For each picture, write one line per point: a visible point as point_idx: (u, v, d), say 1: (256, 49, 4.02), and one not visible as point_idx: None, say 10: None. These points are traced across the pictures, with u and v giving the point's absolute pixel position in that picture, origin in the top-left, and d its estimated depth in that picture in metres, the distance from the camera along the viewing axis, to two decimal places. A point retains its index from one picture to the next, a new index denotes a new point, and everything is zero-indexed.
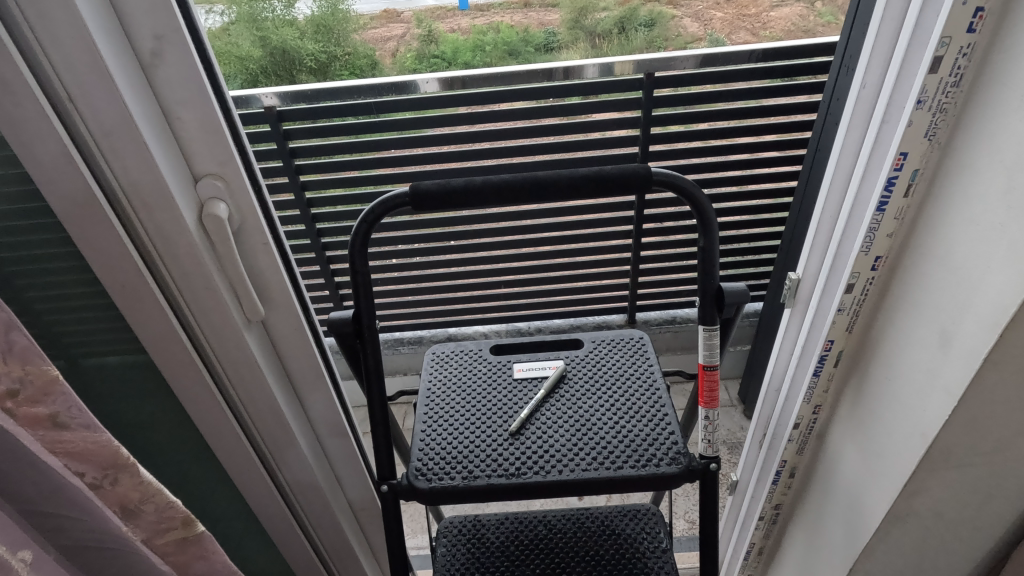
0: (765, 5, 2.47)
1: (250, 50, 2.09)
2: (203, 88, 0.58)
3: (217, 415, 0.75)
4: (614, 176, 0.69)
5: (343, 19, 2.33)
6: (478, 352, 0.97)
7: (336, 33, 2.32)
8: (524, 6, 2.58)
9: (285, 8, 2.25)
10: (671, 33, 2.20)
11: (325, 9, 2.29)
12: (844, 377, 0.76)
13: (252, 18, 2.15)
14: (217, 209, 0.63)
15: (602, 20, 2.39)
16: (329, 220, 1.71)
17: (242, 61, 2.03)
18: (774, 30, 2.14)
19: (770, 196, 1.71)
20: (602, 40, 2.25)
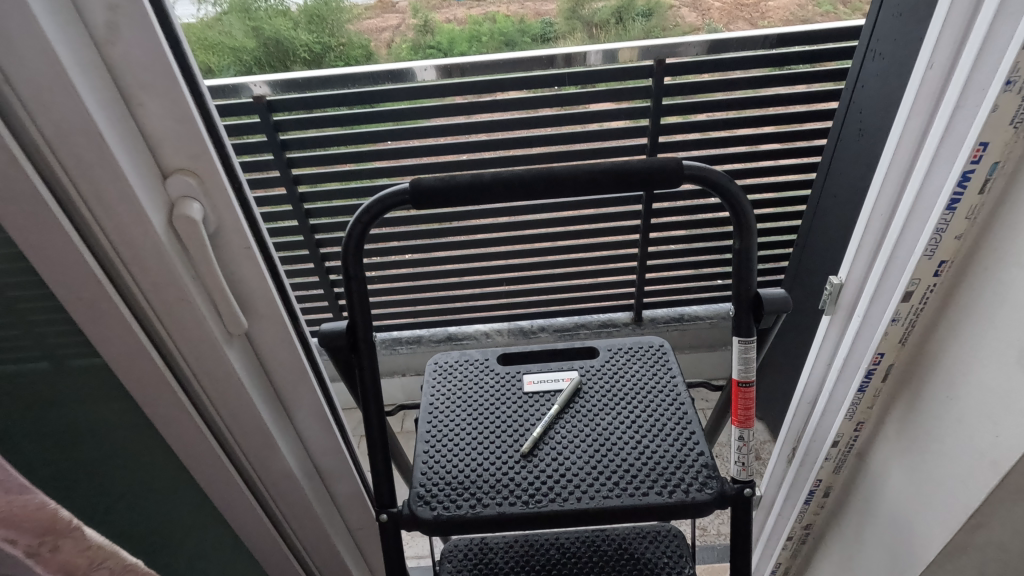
0: None
1: (244, 42, 1.91)
2: (170, 69, 0.50)
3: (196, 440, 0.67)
4: (640, 169, 0.61)
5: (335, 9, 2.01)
6: (484, 362, 0.89)
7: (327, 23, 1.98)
8: None
9: None
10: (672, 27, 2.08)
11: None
12: (891, 392, 0.69)
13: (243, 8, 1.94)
14: (190, 210, 0.55)
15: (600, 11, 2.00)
16: (323, 216, 1.62)
17: (235, 55, 1.86)
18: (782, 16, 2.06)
19: (778, 189, 1.63)
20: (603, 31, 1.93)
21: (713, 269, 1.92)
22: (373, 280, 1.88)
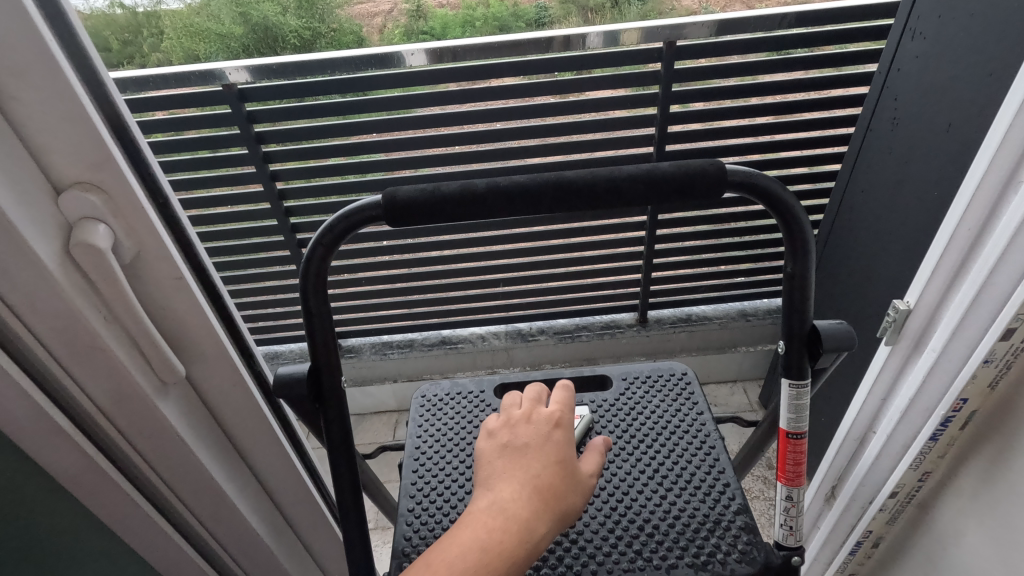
0: None
1: (232, 27, 1.96)
2: (45, 47, 0.37)
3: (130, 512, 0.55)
4: (672, 176, 0.49)
5: None
6: (478, 395, 0.77)
7: (320, 9, 2.08)
8: None
9: None
10: None
11: None
12: (969, 442, 0.57)
13: None
14: (93, 236, 0.42)
15: None
16: (303, 214, 1.49)
17: (222, 39, 1.92)
18: None
19: (805, 179, 1.48)
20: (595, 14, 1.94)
21: (724, 266, 1.80)
22: (360, 282, 1.75)
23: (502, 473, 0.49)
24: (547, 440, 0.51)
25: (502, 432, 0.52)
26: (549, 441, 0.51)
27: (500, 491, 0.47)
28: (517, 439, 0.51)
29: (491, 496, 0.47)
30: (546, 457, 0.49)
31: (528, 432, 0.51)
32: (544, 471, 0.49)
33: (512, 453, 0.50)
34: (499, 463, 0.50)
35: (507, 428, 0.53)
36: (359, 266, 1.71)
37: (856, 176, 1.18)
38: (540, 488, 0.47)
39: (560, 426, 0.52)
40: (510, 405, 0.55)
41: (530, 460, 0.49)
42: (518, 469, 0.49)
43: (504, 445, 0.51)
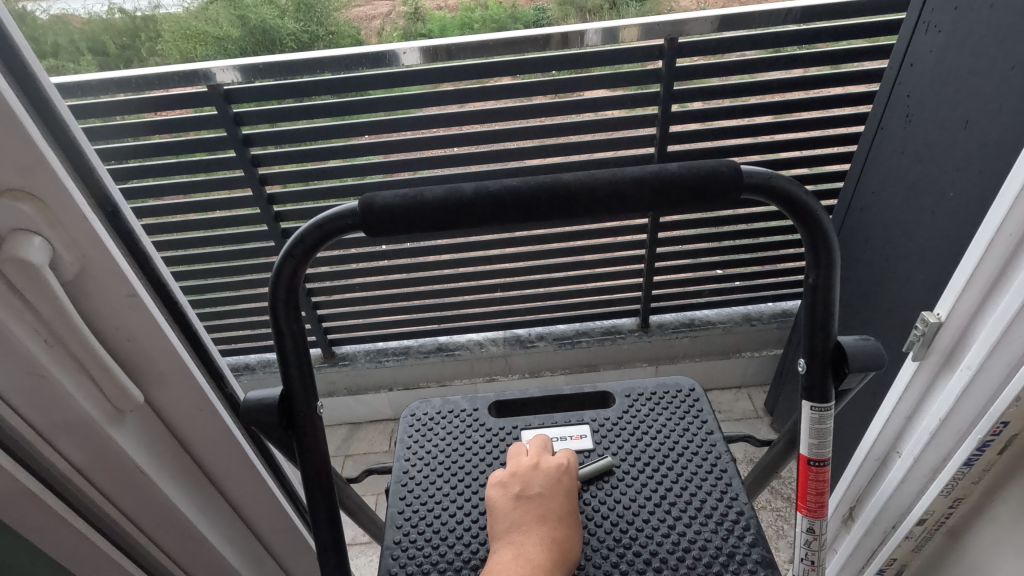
0: None
1: (227, 29, 2.11)
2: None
3: (88, 554, 0.50)
4: (681, 179, 0.44)
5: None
6: (471, 414, 0.72)
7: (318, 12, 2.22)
8: None
9: None
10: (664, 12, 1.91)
11: None
12: (1007, 468, 0.52)
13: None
14: (27, 249, 0.37)
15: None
16: (293, 219, 1.44)
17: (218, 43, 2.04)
18: None
19: (813, 180, 1.43)
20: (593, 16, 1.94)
21: (728, 270, 1.75)
22: (354, 288, 1.70)
23: (521, 525, 0.52)
24: (559, 489, 0.56)
25: (514, 482, 0.56)
26: (561, 490, 0.56)
27: (523, 541, 0.51)
28: (532, 489, 0.55)
29: (517, 547, 0.51)
30: (559, 506, 0.54)
31: (541, 482, 0.56)
32: (558, 521, 0.53)
33: (529, 503, 0.54)
34: (517, 515, 0.53)
35: (518, 479, 0.56)
36: (353, 272, 1.66)
37: (866, 176, 1.13)
38: (558, 538, 0.52)
39: (568, 475, 0.57)
40: (516, 456, 0.60)
41: (549, 510, 0.53)
42: (536, 519, 0.53)
43: (519, 497, 0.55)
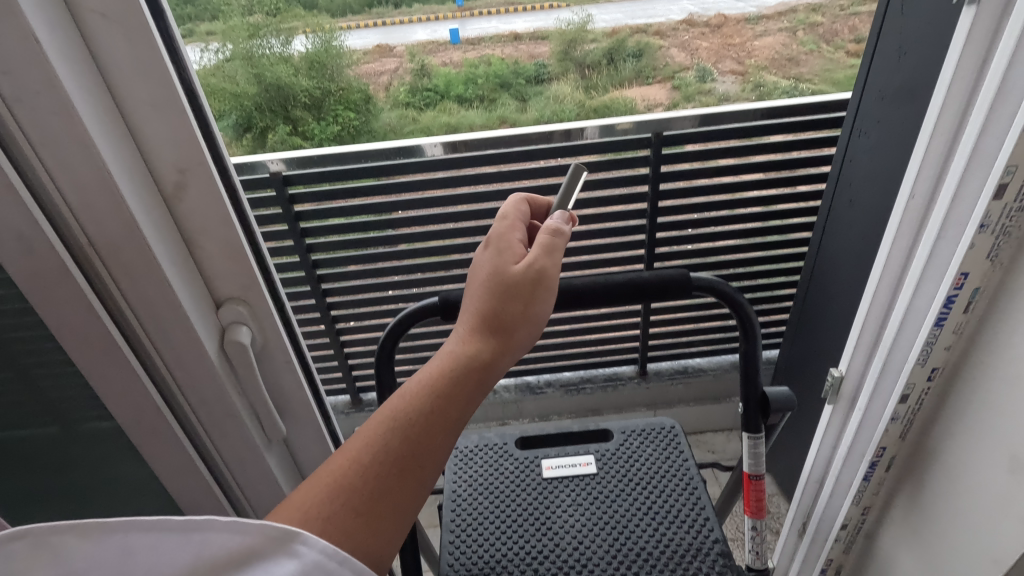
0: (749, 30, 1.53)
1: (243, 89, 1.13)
2: (230, 221, 0.57)
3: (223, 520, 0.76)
4: (651, 283, 0.69)
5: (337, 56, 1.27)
6: (502, 447, 0.92)
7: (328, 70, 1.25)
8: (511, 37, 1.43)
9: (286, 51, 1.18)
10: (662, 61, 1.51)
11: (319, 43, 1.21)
12: (895, 480, 0.73)
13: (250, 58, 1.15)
14: (240, 335, 0.62)
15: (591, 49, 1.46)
16: (334, 280, 1.68)
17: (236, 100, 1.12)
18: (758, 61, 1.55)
19: (782, 244, 1.66)
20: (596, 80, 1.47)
21: (715, 322, 1.96)
22: None
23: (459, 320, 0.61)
24: (479, 268, 0.62)
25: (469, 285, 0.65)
26: (479, 267, 0.62)
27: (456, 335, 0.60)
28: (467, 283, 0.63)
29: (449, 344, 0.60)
30: (476, 281, 0.61)
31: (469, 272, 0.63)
32: (477, 296, 0.59)
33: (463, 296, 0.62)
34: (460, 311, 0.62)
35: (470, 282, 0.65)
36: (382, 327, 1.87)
37: None
38: (474, 317, 0.58)
39: (488, 249, 0.63)
40: None
41: (467, 294, 0.61)
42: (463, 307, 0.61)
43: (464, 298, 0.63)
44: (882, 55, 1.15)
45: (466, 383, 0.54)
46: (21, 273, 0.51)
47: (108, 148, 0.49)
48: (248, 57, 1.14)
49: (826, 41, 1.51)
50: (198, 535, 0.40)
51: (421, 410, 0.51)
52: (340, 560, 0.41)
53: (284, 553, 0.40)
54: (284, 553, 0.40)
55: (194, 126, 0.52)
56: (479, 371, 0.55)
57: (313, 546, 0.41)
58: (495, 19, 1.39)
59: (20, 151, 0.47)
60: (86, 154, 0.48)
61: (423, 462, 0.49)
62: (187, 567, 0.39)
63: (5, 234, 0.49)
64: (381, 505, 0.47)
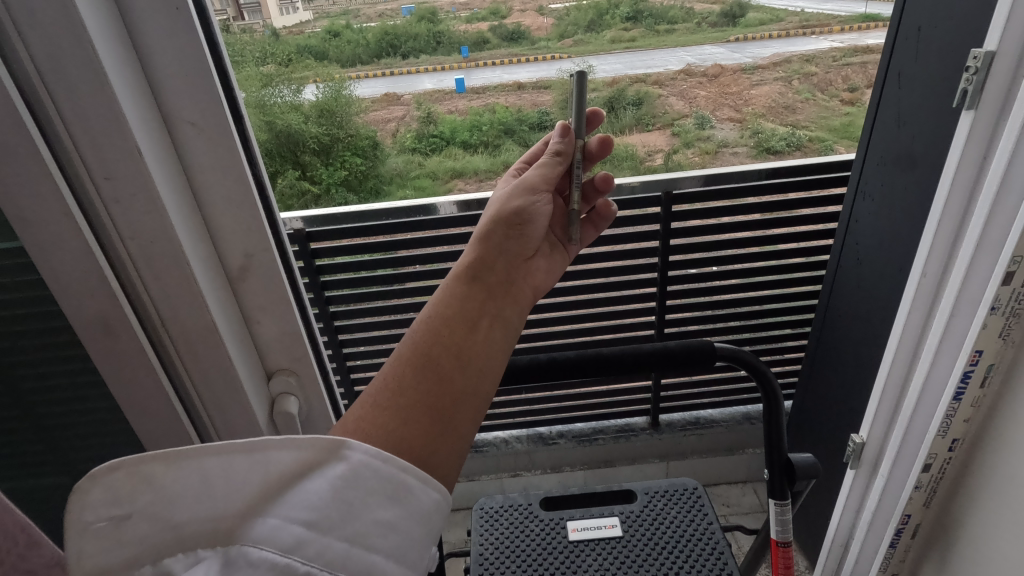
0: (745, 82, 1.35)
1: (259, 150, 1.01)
2: (287, 299, 0.60)
3: None
4: (679, 352, 0.72)
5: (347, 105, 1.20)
6: (528, 508, 0.93)
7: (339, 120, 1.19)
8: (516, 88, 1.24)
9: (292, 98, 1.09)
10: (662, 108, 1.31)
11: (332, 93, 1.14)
12: (921, 548, 0.74)
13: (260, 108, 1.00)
14: (289, 405, 0.65)
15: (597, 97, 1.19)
16: (351, 332, 1.71)
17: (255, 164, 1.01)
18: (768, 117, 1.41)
19: (792, 298, 1.70)
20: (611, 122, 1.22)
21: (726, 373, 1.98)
22: None
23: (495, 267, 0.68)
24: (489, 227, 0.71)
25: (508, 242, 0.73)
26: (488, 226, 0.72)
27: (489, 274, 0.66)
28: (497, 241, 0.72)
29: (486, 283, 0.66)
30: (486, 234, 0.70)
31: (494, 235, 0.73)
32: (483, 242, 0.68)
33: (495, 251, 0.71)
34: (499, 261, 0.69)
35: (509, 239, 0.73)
36: None
37: None
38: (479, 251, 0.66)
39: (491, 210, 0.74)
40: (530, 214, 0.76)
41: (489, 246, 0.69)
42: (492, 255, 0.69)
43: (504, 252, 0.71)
44: (882, 126, 1.22)
45: (462, 286, 0.58)
46: (97, 356, 0.54)
47: (187, 236, 0.53)
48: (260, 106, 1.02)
49: (821, 88, 1.41)
50: (261, 454, 0.41)
51: (427, 315, 0.54)
52: (384, 458, 0.41)
53: (335, 458, 0.41)
54: (333, 458, 0.41)
55: (262, 216, 0.57)
56: (471, 278, 0.60)
57: (358, 448, 0.41)
58: (500, 68, 1.21)
59: (111, 245, 0.51)
60: (168, 244, 0.52)
61: (437, 352, 0.51)
62: (258, 479, 0.40)
63: (89, 320, 0.52)
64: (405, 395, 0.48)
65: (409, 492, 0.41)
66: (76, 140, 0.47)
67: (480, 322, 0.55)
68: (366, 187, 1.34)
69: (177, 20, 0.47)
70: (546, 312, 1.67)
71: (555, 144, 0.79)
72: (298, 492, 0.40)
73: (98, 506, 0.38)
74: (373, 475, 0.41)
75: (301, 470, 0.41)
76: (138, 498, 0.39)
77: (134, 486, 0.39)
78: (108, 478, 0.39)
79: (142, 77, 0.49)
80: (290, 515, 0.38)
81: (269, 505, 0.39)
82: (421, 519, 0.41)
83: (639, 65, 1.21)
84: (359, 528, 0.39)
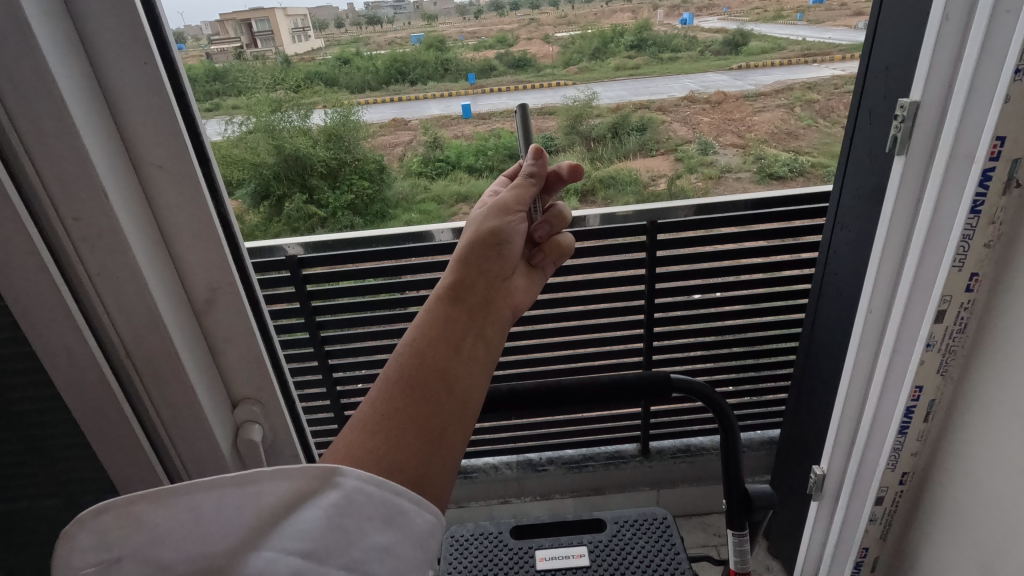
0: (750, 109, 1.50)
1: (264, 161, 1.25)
2: (251, 329, 0.63)
3: None
4: (636, 382, 0.74)
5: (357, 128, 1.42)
6: (498, 536, 0.94)
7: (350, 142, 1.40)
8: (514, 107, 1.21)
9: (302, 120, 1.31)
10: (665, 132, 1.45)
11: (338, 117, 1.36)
12: None
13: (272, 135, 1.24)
14: (252, 432, 0.67)
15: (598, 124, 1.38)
16: (342, 356, 1.73)
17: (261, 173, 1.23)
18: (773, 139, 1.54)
19: (778, 326, 1.70)
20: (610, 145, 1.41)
21: None
22: None
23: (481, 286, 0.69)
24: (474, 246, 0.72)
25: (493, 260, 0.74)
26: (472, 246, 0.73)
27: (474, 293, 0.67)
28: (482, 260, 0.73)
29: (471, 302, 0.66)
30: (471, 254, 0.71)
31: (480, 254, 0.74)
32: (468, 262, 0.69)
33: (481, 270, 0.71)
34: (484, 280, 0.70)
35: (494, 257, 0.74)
36: None
37: None
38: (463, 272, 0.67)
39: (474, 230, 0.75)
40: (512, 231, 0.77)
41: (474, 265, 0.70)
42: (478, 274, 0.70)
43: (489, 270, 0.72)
44: (855, 159, 1.25)
45: (443, 306, 0.58)
46: (61, 386, 0.55)
47: (150, 270, 0.56)
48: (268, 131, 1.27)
49: (824, 116, 1.46)
50: (252, 488, 0.41)
51: (410, 339, 0.56)
52: (376, 483, 0.42)
53: (326, 487, 0.41)
54: (325, 487, 0.41)
55: (227, 252, 0.60)
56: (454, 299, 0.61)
57: (350, 475, 0.42)
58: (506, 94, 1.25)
59: (77, 279, 0.53)
60: (133, 278, 0.55)
61: (420, 375, 0.52)
62: (248, 515, 0.40)
63: (53, 350, 0.54)
64: (393, 420, 0.50)
65: (403, 515, 0.42)
66: (44, 179, 0.49)
67: (464, 342, 0.56)
68: (372, 210, 1.48)
69: (146, 75, 0.51)
70: (533, 338, 1.69)
71: (528, 166, 0.80)
72: (290, 524, 0.40)
73: (86, 551, 0.38)
74: (366, 501, 0.41)
75: (292, 501, 0.41)
76: (129, 540, 0.38)
77: (122, 528, 0.39)
78: (99, 520, 0.38)
79: (112, 125, 0.52)
80: (284, 546, 0.39)
81: (262, 539, 0.39)
82: (416, 541, 0.41)
83: (642, 92, 1.39)
84: (355, 555, 0.40)
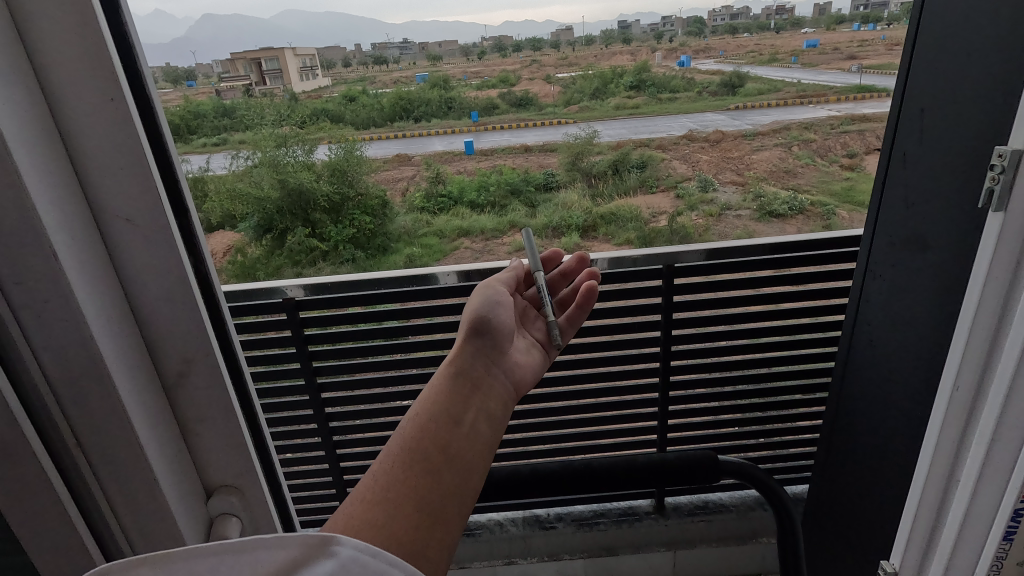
0: (746, 150, 3.05)
1: (269, 191, 2.17)
2: (230, 406, 0.55)
3: None
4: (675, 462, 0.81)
5: (358, 162, 2.40)
6: None
7: (351, 177, 2.36)
8: (522, 162, 2.72)
9: (306, 155, 2.25)
10: (659, 178, 2.88)
11: (343, 153, 2.34)
12: None
13: (272, 164, 2.20)
14: (229, 527, 0.56)
15: (596, 163, 2.94)
16: (342, 415, 1.57)
17: (261, 202, 2.13)
18: (758, 170, 2.85)
19: (802, 375, 1.60)
20: (598, 180, 2.83)
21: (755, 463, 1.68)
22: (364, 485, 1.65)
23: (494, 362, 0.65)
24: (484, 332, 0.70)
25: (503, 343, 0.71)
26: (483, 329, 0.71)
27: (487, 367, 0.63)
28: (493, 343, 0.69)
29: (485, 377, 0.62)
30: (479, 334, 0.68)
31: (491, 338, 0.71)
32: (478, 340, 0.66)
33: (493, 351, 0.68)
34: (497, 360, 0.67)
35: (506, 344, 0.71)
36: None
37: (851, 383, 1.34)
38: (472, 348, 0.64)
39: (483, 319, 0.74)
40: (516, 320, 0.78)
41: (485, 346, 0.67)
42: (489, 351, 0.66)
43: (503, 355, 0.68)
44: (887, 203, 1.18)
45: (448, 376, 0.54)
46: None
47: (105, 337, 0.46)
48: (276, 164, 2.19)
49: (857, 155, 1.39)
50: (242, 557, 0.33)
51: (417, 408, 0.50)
52: (374, 551, 0.34)
53: (320, 556, 0.33)
54: (317, 556, 0.33)
55: (206, 319, 0.52)
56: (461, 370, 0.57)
57: (348, 541, 0.34)
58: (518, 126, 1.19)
59: (16, 356, 0.44)
60: (86, 350, 0.45)
61: (426, 439, 0.45)
62: None
63: None
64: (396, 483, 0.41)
65: None
66: None
67: (470, 409, 0.51)
68: (376, 241, 2.36)
69: (116, 116, 0.44)
70: (542, 386, 1.58)
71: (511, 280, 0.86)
72: None
73: None
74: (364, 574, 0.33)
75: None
76: None
77: None
78: None
79: (71, 171, 0.44)
80: None
81: None
82: None
83: (637, 145, 3.10)
84: None
